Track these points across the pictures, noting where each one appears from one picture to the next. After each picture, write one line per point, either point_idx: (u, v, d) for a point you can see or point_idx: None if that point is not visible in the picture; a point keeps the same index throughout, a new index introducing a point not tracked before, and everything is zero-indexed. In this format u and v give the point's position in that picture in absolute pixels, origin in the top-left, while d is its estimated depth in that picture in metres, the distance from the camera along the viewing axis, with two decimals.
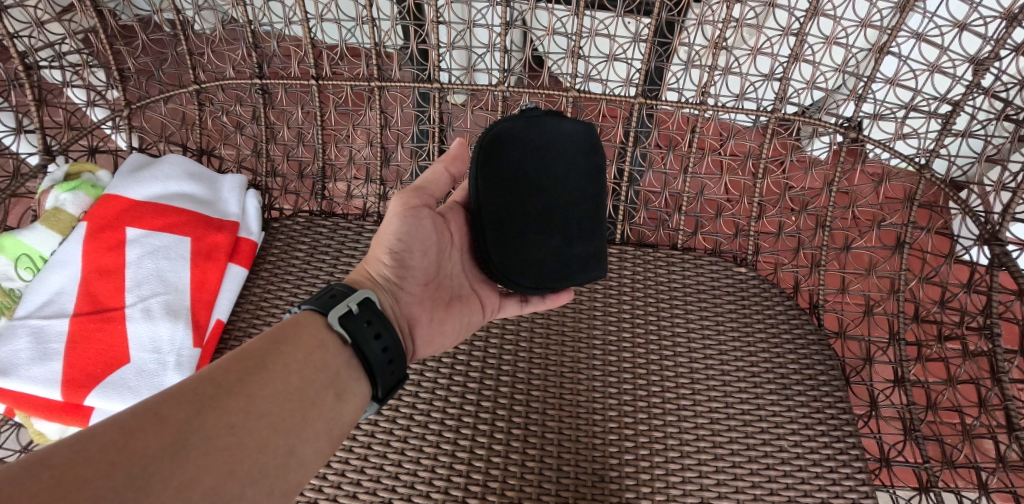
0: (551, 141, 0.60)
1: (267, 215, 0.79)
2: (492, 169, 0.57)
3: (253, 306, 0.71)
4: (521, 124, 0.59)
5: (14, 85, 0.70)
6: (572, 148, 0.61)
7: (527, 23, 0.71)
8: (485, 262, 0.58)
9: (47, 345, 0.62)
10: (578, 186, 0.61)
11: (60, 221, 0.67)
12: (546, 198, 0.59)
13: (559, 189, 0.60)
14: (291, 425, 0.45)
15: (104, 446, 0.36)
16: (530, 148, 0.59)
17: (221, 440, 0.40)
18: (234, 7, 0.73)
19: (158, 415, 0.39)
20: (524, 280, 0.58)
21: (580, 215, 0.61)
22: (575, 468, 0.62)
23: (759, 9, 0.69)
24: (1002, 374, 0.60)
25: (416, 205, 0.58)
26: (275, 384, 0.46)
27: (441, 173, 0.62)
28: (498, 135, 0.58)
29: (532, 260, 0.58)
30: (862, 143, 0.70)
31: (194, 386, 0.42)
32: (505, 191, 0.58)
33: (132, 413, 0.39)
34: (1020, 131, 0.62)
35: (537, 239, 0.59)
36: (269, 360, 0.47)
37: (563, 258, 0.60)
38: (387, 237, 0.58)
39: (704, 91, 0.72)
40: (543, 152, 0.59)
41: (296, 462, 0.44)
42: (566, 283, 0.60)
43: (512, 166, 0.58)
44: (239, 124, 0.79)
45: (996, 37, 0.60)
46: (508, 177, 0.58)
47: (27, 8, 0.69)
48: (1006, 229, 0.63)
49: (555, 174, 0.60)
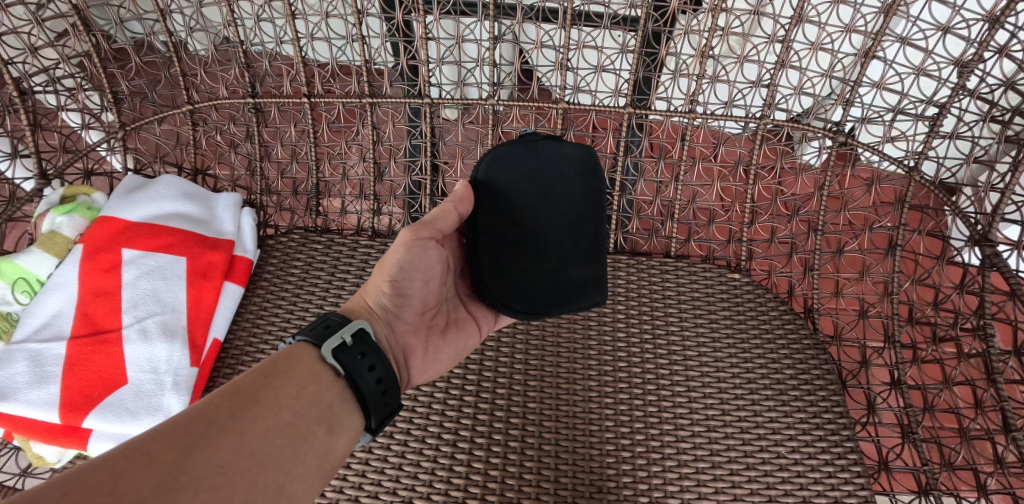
0: (548, 164, 0.60)
1: (262, 232, 0.80)
2: (487, 193, 0.59)
3: (250, 324, 0.72)
4: (519, 148, 0.60)
5: (9, 110, 0.71)
6: (570, 170, 0.61)
7: (516, 37, 0.71)
8: (480, 287, 0.58)
9: (45, 369, 0.62)
10: (576, 207, 0.61)
11: (57, 244, 0.67)
12: (542, 220, 0.59)
13: (555, 210, 0.60)
14: (282, 461, 0.44)
15: (94, 487, 0.36)
16: (527, 170, 0.59)
17: (212, 479, 0.40)
18: (226, 28, 0.74)
19: (148, 454, 0.39)
20: (518, 304, 0.58)
21: (577, 237, 0.60)
22: (574, 479, 0.62)
23: (746, 17, 0.69)
24: (997, 375, 0.60)
25: (424, 237, 0.58)
26: (267, 420, 0.46)
27: (450, 212, 0.58)
28: (494, 160, 0.60)
29: (526, 283, 0.58)
30: (851, 147, 0.71)
31: (185, 423, 0.42)
32: (500, 215, 0.59)
33: (122, 452, 0.39)
34: (1008, 133, 0.62)
35: (533, 263, 0.59)
36: (261, 395, 0.47)
37: (559, 282, 0.59)
38: (393, 274, 0.58)
39: (692, 99, 0.72)
40: (540, 175, 0.60)
41: (286, 498, 0.44)
42: (561, 310, 0.59)
43: (508, 190, 0.59)
44: (233, 143, 0.80)
45: (979, 39, 0.61)
46: (504, 202, 0.59)
47: (21, 34, 0.70)
48: (995, 230, 0.63)
49: (552, 195, 0.60)
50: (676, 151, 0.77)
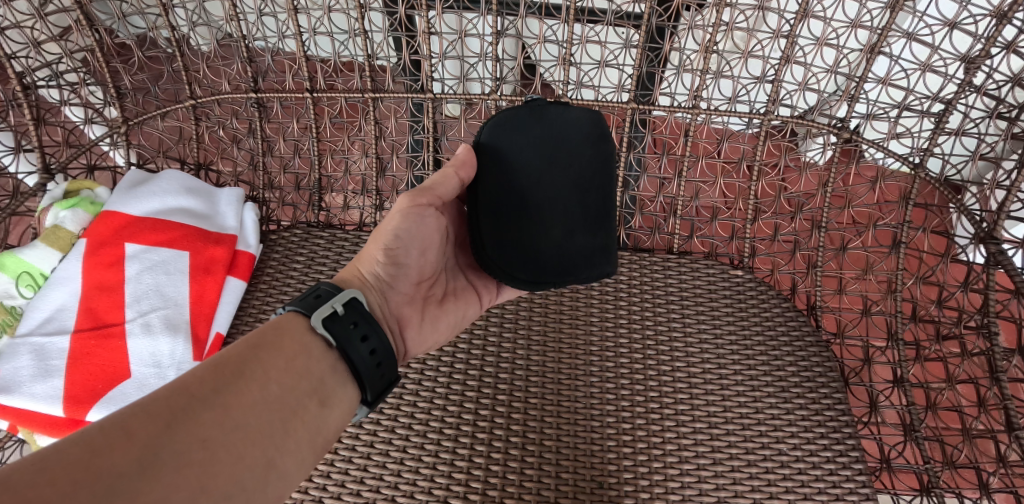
0: (554, 129, 0.59)
1: (265, 227, 0.80)
2: (492, 158, 0.58)
3: (252, 319, 0.72)
4: (524, 111, 0.59)
5: (13, 105, 0.70)
6: (576, 136, 0.60)
7: (519, 31, 0.70)
8: (483, 258, 0.58)
9: (48, 362, 0.62)
10: (583, 174, 0.60)
11: (60, 239, 0.67)
12: (547, 187, 0.59)
13: (561, 177, 0.59)
14: (271, 436, 0.44)
15: (71, 464, 0.35)
16: (532, 135, 0.59)
17: (197, 455, 0.40)
18: (228, 22, 0.74)
19: (129, 429, 0.38)
20: (522, 275, 0.58)
21: (583, 205, 0.60)
22: (574, 475, 0.62)
23: (750, 13, 0.69)
24: (1000, 373, 0.59)
25: (423, 204, 0.57)
26: (255, 394, 0.45)
27: (451, 177, 0.57)
28: (499, 123, 0.59)
29: (530, 253, 0.58)
30: (856, 143, 0.70)
31: (168, 398, 0.41)
32: (504, 181, 0.58)
33: (102, 428, 0.37)
34: (1014, 129, 0.61)
35: (538, 232, 0.58)
36: (249, 368, 0.46)
37: (565, 252, 0.59)
38: (393, 244, 0.58)
39: (695, 95, 0.72)
40: (546, 141, 0.59)
41: (274, 473, 0.44)
42: (568, 279, 0.60)
43: (512, 155, 0.58)
44: (236, 137, 0.80)
45: (987, 35, 0.60)
46: (508, 168, 0.58)
47: (24, 29, 0.70)
48: (1001, 228, 0.63)
49: (558, 162, 0.59)
50: (679, 148, 0.76)
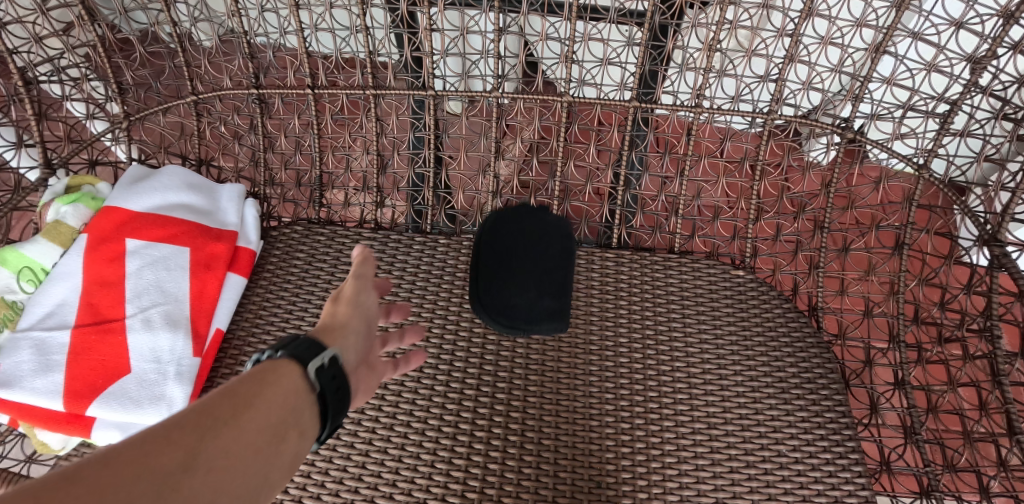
0: (534, 229, 0.71)
1: (266, 223, 0.80)
2: (485, 246, 0.69)
3: (252, 315, 0.72)
4: (507, 215, 0.71)
5: (14, 100, 0.71)
6: (549, 235, 0.71)
7: (521, 28, 0.70)
8: (481, 311, 0.66)
9: (49, 357, 0.62)
10: (557, 264, 0.69)
11: (61, 234, 0.68)
12: (529, 264, 0.68)
13: (540, 255, 0.69)
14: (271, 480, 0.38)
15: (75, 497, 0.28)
16: (514, 233, 0.70)
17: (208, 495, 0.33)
18: (230, 18, 0.74)
19: (132, 465, 0.31)
20: (506, 321, 0.66)
21: (557, 271, 0.69)
22: (573, 474, 0.62)
23: (754, 11, 0.68)
24: (1002, 377, 0.59)
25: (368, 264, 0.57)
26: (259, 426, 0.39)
27: (366, 284, 0.56)
28: (491, 224, 0.71)
29: (516, 303, 0.66)
30: (860, 144, 0.69)
31: (168, 429, 0.34)
32: (494, 264, 0.68)
33: (98, 463, 0.31)
34: (1020, 130, 0.61)
35: (522, 288, 0.67)
36: (243, 403, 0.39)
37: (536, 310, 0.66)
38: (366, 275, 0.56)
39: (698, 93, 0.71)
40: (526, 241, 0.69)
41: None
42: (532, 330, 0.67)
43: (498, 264, 0.68)
44: (237, 133, 0.80)
45: (993, 35, 0.59)
46: (496, 265, 0.68)
47: (26, 24, 0.70)
48: (1005, 230, 0.62)
49: (534, 257, 0.68)
50: (681, 147, 0.76)
